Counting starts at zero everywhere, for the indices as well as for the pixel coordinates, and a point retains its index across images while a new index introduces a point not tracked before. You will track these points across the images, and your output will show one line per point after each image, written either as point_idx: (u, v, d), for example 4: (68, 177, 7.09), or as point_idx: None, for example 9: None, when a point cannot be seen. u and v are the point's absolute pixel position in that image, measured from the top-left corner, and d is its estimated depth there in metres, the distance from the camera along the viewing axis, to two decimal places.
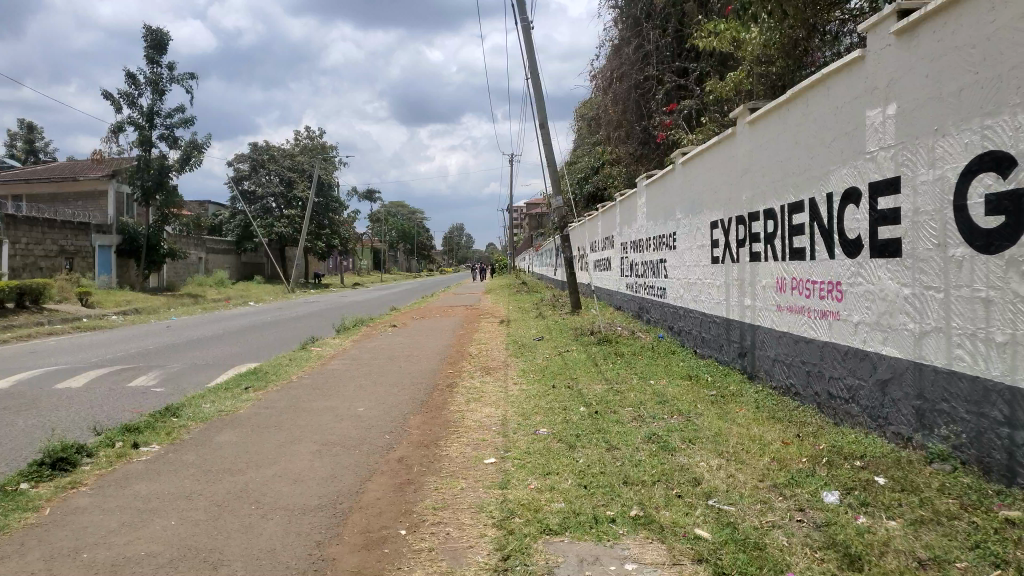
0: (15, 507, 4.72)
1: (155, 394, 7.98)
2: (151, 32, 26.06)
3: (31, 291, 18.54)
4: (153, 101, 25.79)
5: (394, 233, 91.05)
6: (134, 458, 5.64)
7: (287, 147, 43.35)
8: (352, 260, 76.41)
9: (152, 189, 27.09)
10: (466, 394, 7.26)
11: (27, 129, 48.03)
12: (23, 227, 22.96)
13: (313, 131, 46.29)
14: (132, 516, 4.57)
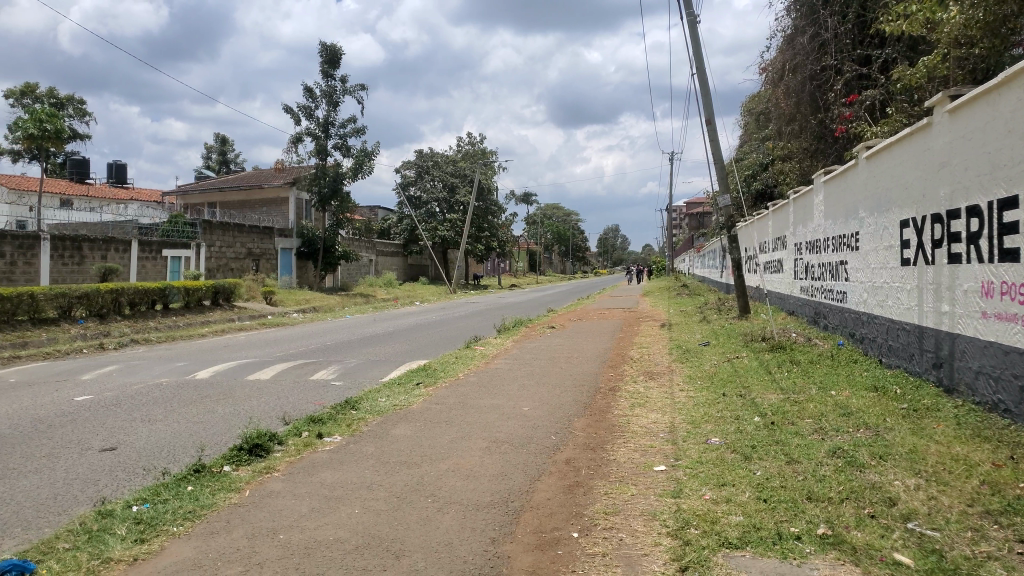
0: (221, 487, 5.19)
1: (335, 388, 8.49)
2: (326, 48, 27.89)
3: (225, 290, 20.38)
4: (329, 113, 27.57)
5: (551, 236, 91.97)
6: (319, 448, 6.02)
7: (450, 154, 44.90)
8: (509, 262, 78.01)
9: (327, 195, 28.98)
10: (632, 398, 7.14)
11: (220, 142, 52.88)
12: (217, 232, 25.33)
13: (473, 136, 47.65)
14: (321, 502, 4.87)
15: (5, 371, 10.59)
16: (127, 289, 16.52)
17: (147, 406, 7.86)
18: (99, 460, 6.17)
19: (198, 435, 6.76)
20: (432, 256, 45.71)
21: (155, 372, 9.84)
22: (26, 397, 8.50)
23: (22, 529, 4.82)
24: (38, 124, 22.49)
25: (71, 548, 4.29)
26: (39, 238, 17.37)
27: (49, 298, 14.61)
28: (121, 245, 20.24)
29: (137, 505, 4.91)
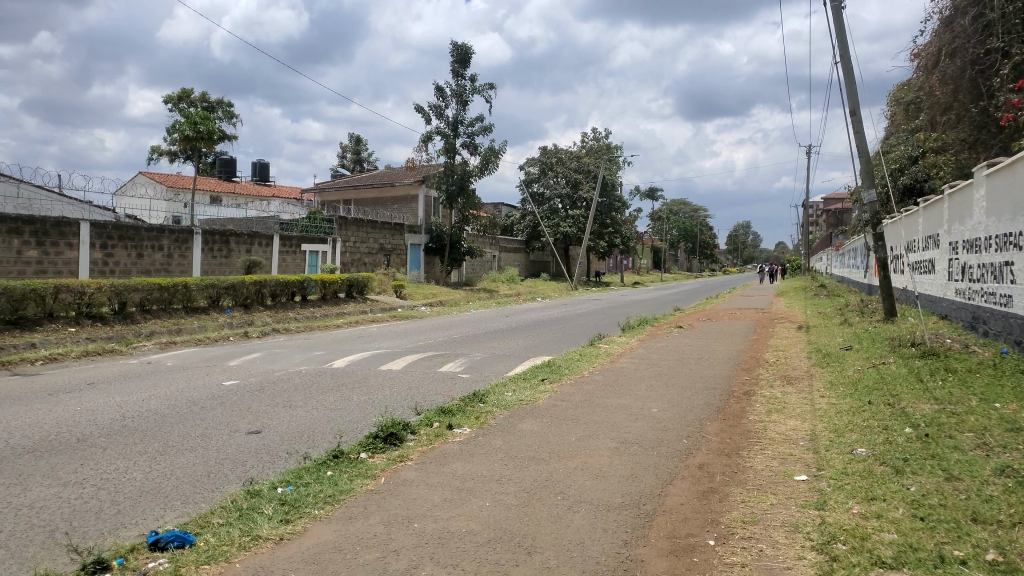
0: (358, 473, 5.38)
1: (462, 380, 8.64)
2: (457, 48, 28.52)
3: (359, 284, 21.25)
4: (458, 111, 28.17)
5: (676, 233, 90.04)
6: (449, 439, 6.12)
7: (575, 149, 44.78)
8: (633, 260, 77.11)
9: (455, 192, 29.63)
10: (767, 404, 6.83)
11: (354, 142, 55.25)
12: (351, 228, 26.46)
13: (598, 132, 47.31)
14: (452, 493, 4.95)
15: (164, 355, 11.48)
16: (269, 280, 17.53)
17: (288, 393, 8.30)
18: (246, 442, 6.56)
19: (336, 421, 7.06)
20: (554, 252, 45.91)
21: (294, 360, 10.37)
22: (182, 380, 9.19)
23: (180, 503, 5.20)
24: (193, 127, 24.31)
25: (225, 524, 4.58)
26: (193, 233, 18.73)
27: (201, 288, 15.72)
28: (266, 240, 21.48)
29: (281, 487, 5.17)
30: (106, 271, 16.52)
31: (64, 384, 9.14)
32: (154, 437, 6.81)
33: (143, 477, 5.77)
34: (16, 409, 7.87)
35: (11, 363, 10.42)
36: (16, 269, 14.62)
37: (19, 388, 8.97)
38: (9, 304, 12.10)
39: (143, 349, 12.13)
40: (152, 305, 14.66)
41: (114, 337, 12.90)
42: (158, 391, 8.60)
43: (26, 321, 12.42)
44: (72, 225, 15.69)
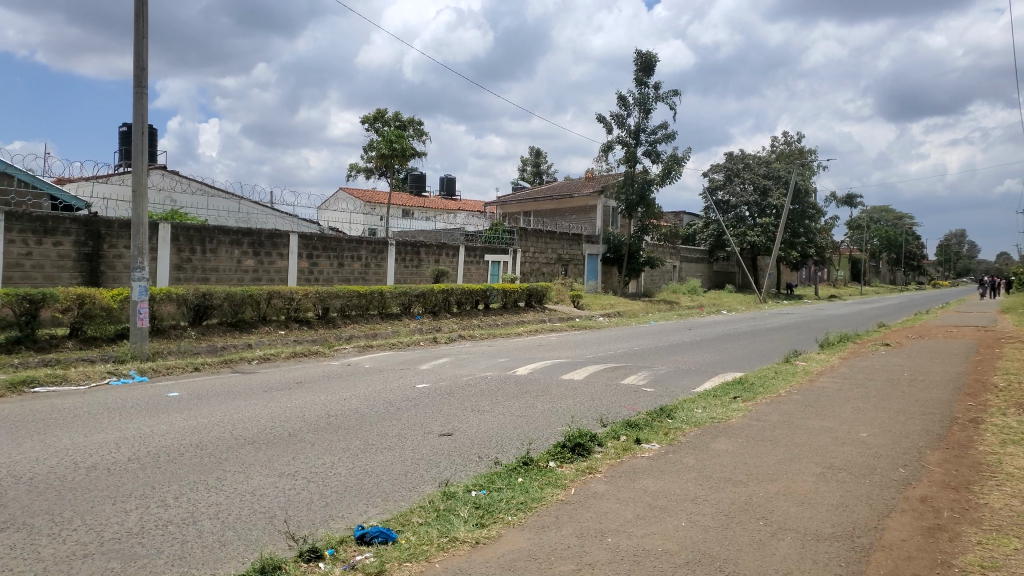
0: (548, 482, 5.38)
1: (648, 393, 8.46)
2: (641, 57, 28.32)
3: (538, 293, 21.57)
4: (640, 119, 27.93)
5: (877, 243, 83.32)
6: (638, 454, 5.98)
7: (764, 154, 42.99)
8: (828, 272, 72.31)
9: (635, 202, 29.45)
10: (1000, 434, 6.07)
11: (535, 155, 56.59)
12: (531, 238, 27.05)
13: (790, 136, 45.05)
14: (646, 510, 4.80)
15: (362, 358, 12.24)
16: (455, 289, 18.26)
17: (477, 397, 8.53)
18: (439, 443, 6.80)
19: (524, 428, 7.13)
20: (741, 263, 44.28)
21: (480, 366, 10.67)
22: (379, 381, 9.75)
23: (382, 499, 5.46)
24: (388, 145, 26.02)
25: (424, 523, 4.74)
26: (387, 244, 19.90)
27: (394, 296, 16.67)
28: (452, 250, 22.38)
29: (476, 491, 5.28)
30: (311, 280, 17.95)
31: (276, 382, 9.99)
32: (355, 434, 7.24)
33: (347, 472, 6.14)
34: (238, 403, 8.71)
35: (233, 360, 11.58)
36: (236, 277, 16.27)
37: (241, 383, 9.94)
38: (230, 308, 13.47)
39: (343, 352, 13.02)
40: (351, 310, 15.74)
41: (318, 339, 13.97)
42: (358, 391, 9.17)
43: (245, 323, 13.76)
44: (283, 237, 17.20)
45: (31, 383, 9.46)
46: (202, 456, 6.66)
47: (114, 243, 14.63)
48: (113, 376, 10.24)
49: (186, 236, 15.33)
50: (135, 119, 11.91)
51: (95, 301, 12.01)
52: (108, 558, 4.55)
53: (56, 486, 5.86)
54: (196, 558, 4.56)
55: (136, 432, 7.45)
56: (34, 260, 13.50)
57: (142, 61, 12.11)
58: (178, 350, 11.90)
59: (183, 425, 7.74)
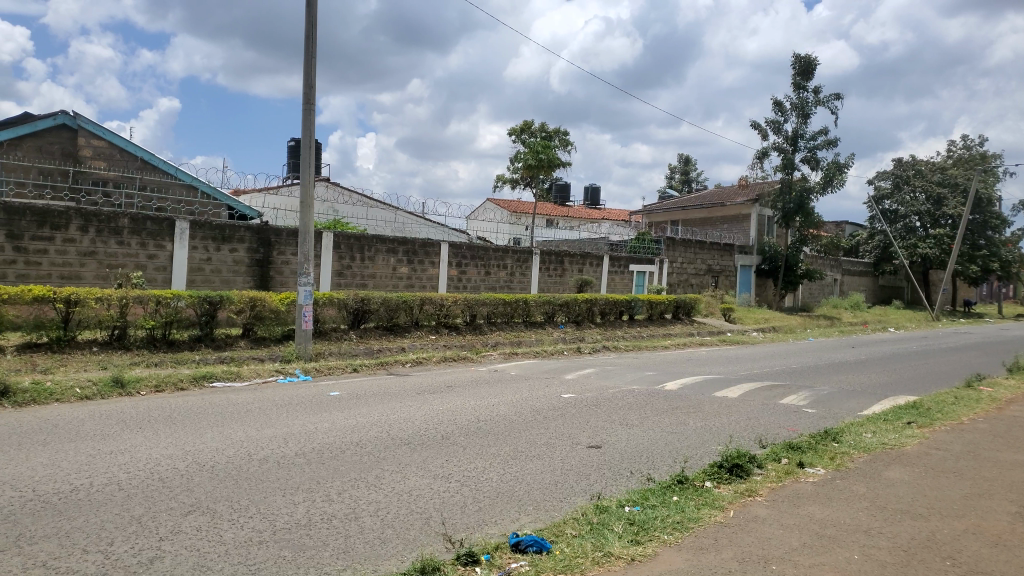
0: (705, 503, 5.19)
1: (808, 415, 8.00)
2: (799, 59, 27.07)
3: (686, 305, 21.04)
4: (798, 125, 26.68)
5: None
6: (802, 478, 5.65)
7: (939, 160, 39.79)
8: (1012, 288, 65.57)
9: (792, 211, 28.19)
10: None
11: (684, 163, 55.44)
12: (679, 249, 26.61)
13: (970, 139, 41.40)
14: (813, 539, 4.52)
15: (508, 365, 12.41)
16: (599, 299, 18.17)
17: (624, 410, 8.39)
18: (588, 455, 6.75)
19: (677, 445, 6.93)
20: (910, 276, 41.40)
21: (627, 378, 10.49)
22: (526, 389, 9.83)
23: (533, 507, 5.48)
24: (535, 156, 26.46)
25: (578, 536, 4.70)
26: (533, 254, 20.15)
27: (538, 305, 16.82)
28: (597, 260, 22.31)
29: (629, 506, 5.18)
30: (460, 287, 18.47)
31: (428, 385, 10.32)
32: (505, 441, 7.33)
33: (499, 478, 6.21)
34: (393, 404, 9.06)
35: (388, 363, 12.08)
36: (391, 284, 17.02)
37: (396, 385, 10.34)
38: (386, 313, 14.10)
39: (490, 358, 13.27)
40: (496, 318, 16.05)
41: (466, 345, 14.30)
42: (505, 398, 9.28)
43: (399, 328, 14.35)
44: (435, 246, 17.81)
45: (210, 377, 10.32)
46: (362, 455, 6.98)
47: (282, 250, 15.72)
48: (281, 374, 10.98)
49: (347, 244, 16.20)
50: (304, 135, 12.75)
51: (265, 304, 12.94)
52: (281, 547, 4.84)
53: (234, 475, 6.33)
54: (359, 553, 4.75)
55: (302, 428, 7.93)
56: (214, 265, 14.74)
57: (311, 80, 12.96)
58: (338, 351, 12.58)
59: (343, 423, 8.15)
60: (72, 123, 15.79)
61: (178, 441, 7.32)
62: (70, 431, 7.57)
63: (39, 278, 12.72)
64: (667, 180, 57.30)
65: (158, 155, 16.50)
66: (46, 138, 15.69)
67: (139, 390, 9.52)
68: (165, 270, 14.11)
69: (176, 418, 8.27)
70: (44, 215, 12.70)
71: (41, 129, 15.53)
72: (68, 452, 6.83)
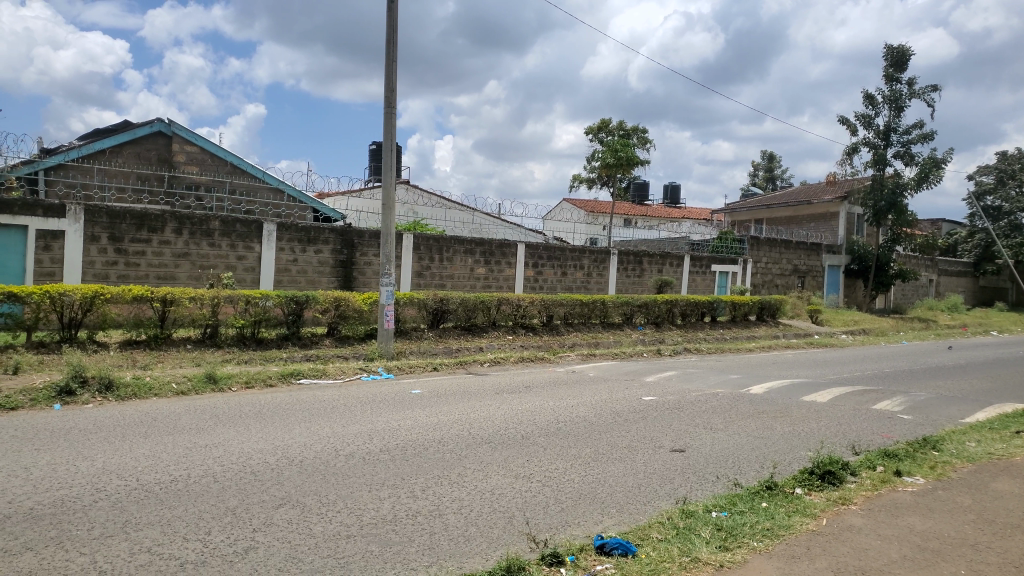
0: (796, 510, 5.02)
1: (904, 421, 7.65)
2: (892, 50, 25.97)
3: (771, 307, 20.47)
4: (891, 119, 25.59)
5: None
6: (900, 487, 5.41)
7: None
8: None
9: (883, 209, 27.06)
10: None
11: (767, 160, 53.99)
12: (763, 248, 25.96)
13: None
14: (915, 552, 4.32)
15: (587, 367, 12.36)
16: (680, 300, 17.88)
17: (707, 414, 8.21)
18: (671, 459, 6.63)
19: (764, 450, 6.75)
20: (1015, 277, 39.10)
21: (709, 381, 10.26)
22: (606, 391, 9.75)
23: (616, 510, 5.42)
24: (614, 154, 26.25)
25: (664, 540, 4.63)
26: (611, 254, 20.01)
27: (616, 305, 16.68)
28: (677, 260, 21.96)
29: (716, 512, 5.07)
30: (537, 287, 18.50)
31: (507, 385, 10.36)
32: (585, 443, 7.27)
33: (581, 480, 6.18)
34: (473, 403, 9.14)
35: (467, 362, 12.20)
36: (469, 284, 17.20)
37: (475, 385, 10.42)
38: (464, 313, 14.25)
39: (568, 359, 13.24)
40: (574, 319, 16.00)
41: (544, 346, 14.30)
42: (585, 399, 9.22)
43: (477, 328, 14.47)
44: (512, 247, 17.89)
45: (297, 375, 10.65)
46: (444, 453, 7.06)
47: (365, 251, 16.09)
48: (364, 372, 11.23)
49: (426, 245, 16.44)
50: (386, 138, 13.01)
51: (349, 304, 13.27)
52: (368, 541, 4.94)
53: (321, 470, 6.51)
54: (444, 550, 4.81)
55: (386, 425, 8.09)
56: (300, 265, 15.23)
57: (392, 84, 13.21)
58: (418, 351, 12.79)
59: (425, 421, 8.27)
60: (167, 130, 16.60)
61: (267, 436, 7.58)
62: (168, 424, 7.96)
63: (138, 279, 13.39)
64: (750, 178, 55.89)
65: (246, 160, 17.14)
66: (144, 145, 16.55)
67: (231, 386, 9.90)
68: (254, 271, 14.65)
69: (265, 414, 8.56)
70: (142, 218, 13.37)
71: (139, 136, 16.39)
72: (167, 444, 7.16)
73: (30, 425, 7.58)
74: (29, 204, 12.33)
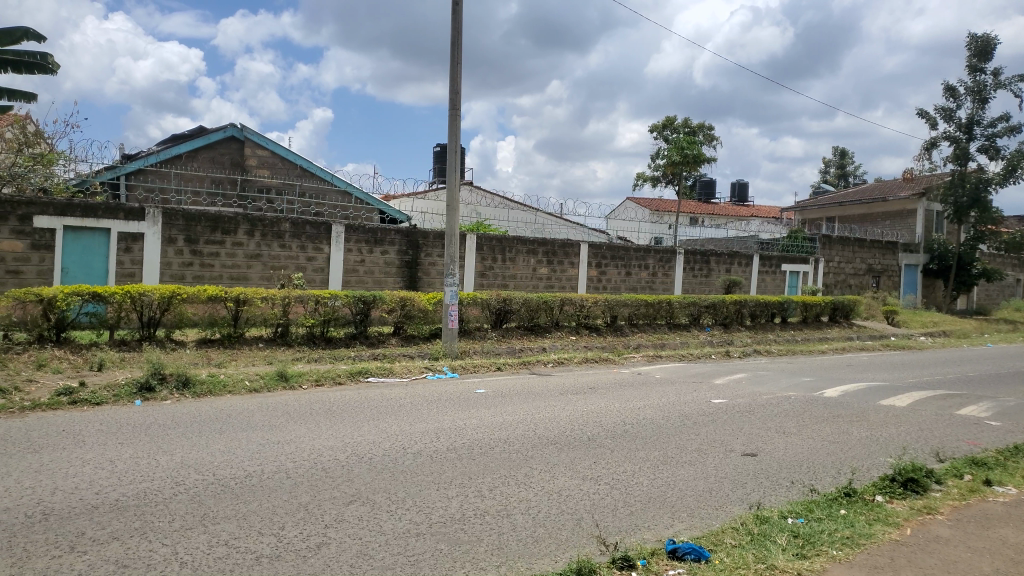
0: (878, 519, 4.83)
1: (992, 428, 7.30)
2: (977, 40, 24.88)
3: (844, 307, 19.84)
4: (974, 111, 24.46)
5: None
6: (990, 498, 5.16)
7: None
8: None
9: (965, 205, 25.95)
10: None
11: (840, 155, 52.41)
12: (836, 247, 25.19)
13: None
14: (1008, 566, 4.11)
15: (653, 368, 12.19)
16: (748, 301, 17.51)
17: (779, 418, 7.99)
18: (743, 464, 6.48)
19: (841, 456, 6.53)
20: None
21: (781, 384, 9.96)
22: (673, 393, 9.59)
23: (687, 514, 5.32)
24: (680, 152, 25.86)
25: (738, 546, 4.51)
26: (676, 253, 19.72)
27: (682, 306, 16.43)
28: (745, 259, 21.52)
29: (792, 518, 4.92)
30: (600, 288, 18.37)
31: (573, 386, 10.30)
32: (654, 446, 7.16)
33: (650, 483, 6.09)
34: (538, 404, 9.11)
35: (531, 362, 12.20)
36: (532, 284, 17.21)
37: (539, 385, 10.39)
38: (527, 313, 14.24)
39: (633, 360, 13.10)
40: (639, 320, 15.83)
41: (608, 347, 14.20)
42: (651, 402, 9.09)
43: (540, 328, 14.46)
44: (575, 246, 17.81)
45: (365, 373, 10.83)
46: (511, 453, 7.06)
47: (430, 252, 16.26)
48: (429, 371, 11.35)
49: (489, 246, 16.51)
50: (451, 140, 13.10)
51: (414, 304, 13.43)
52: (437, 540, 4.97)
53: (390, 467, 6.59)
54: (513, 550, 4.80)
55: (452, 424, 8.15)
56: (367, 266, 15.50)
57: (457, 86, 13.30)
58: (482, 350, 12.84)
59: (491, 421, 8.29)
60: (240, 135, 17.13)
61: (337, 434, 7.72)
62: (242, 420, 8.17)
63: (213, 279, 13.83)
64: (822, 174, 54.35)
65: (315, 164, 17.52)
66: (218, 149, 17.10)
67: (302, 383, 10.14)
68: (323, 272, 14.97)
69: (334, 411, 8.71)
70: (216, 221, 13.79)
71: (214, 141, 16.96)
72: (243, 440, 7.36)
73: (114, 420, 7.91)
74: (112, 207, 12.88)
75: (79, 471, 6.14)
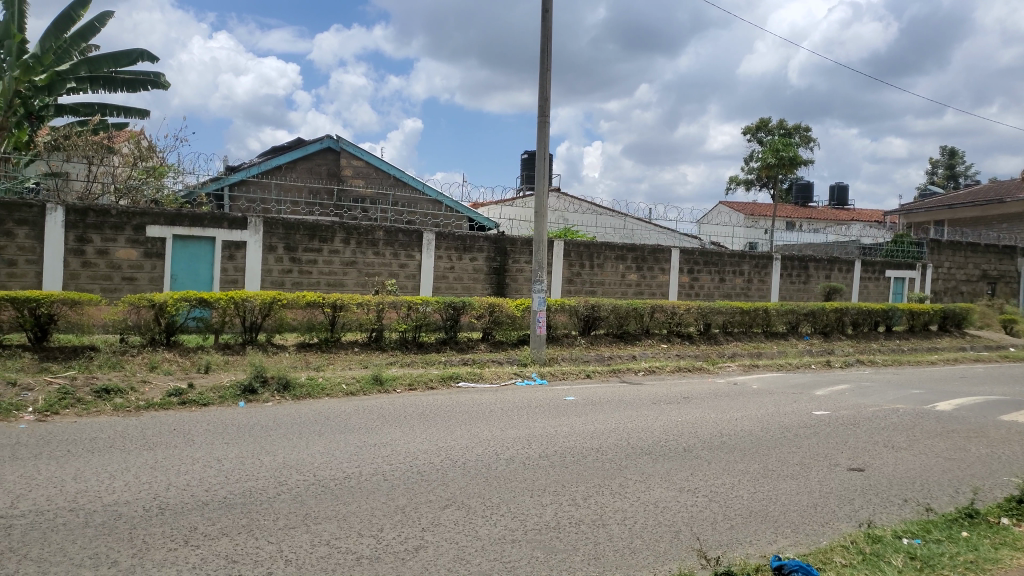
0: (1005, 543, 4.51)
1: None
2: None
3: (954, 316, 18.74)
4: None
5: None
6: None
7: None
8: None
9: None
10: None
11: (949, 155, 49.69)
12: (945, 252, 23.83)
13: None
14: None
15: (750, 378, 11.84)
16: (851, 309, 16.79)
17: (887, 432, 7.60)
18: (849, 479, 6.19)
19: (958, 474, 6.15)
20: None
21: (889, 397, 9.47)
22: (771, 404, 9.28)
23: (792, 530, 5.12)
24: (774, 154, 25.10)
25: (849, 565, 4.30)
26: (772, 259, 19.12)
27: (780, 314, 15.89)
28: (845, 265, 20.66)
29: (908, 538, 4.65)
30: (692, 294, 18.02)
31: (666, 395, 10.11)
32: (753, 458, 6.94)
33: (750, 496, 5.89)
34: (630, 413, 8.97)
35: (621, 370, 12.06)
36: (621, 291, 17.04)
37: (631, 393, 10.25)
38: (616, 320, 14.11)
39: (728, 369, 12.77)
40: (733, 327, 15.42)
41: (700, 355, 13.88)
42: (749, 413, 8.81)
43: (629, 335, 14.30)
44: (665, 252, 17.52)
45: (456, 378, 10.96)
46: (604, 461, 6.98)
47: (518, 258, 16.33)
48: (519, 377, 11.38)
49: (578, 252, 16.44)
50: (540, 146, 13.13)
51: (503, 310, 13.51)
52: (534, 547, 4.96)
53: (483, 473, 6.63)
54: (610, 561, 4.73)
55: (544, 431, 8.13)
56: (457, 273, 15.69)
57: (547, 94, 13.33)
58: (570, 357, 12.77)
59: (583, 429, 8.23)
60: (335, 146, 17.70)
61: (431, 438, 7.84)
62: (340, 423, 8.41)
63: (310, 286, 14.32)
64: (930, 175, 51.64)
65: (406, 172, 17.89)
66: (316, 160, 17.71)
67: (395, 387, 10.35)
68: (414, 278, 15.27)
69: (427, 416, 8.85)
70: (314, 229, 14.26)
71: (311, 153, 17.61)
72: (340, 442, 7.57)
73: (220, 420, 8.28)
74: (217, 217, 13.52)
75: (190, 469, 6.44)
